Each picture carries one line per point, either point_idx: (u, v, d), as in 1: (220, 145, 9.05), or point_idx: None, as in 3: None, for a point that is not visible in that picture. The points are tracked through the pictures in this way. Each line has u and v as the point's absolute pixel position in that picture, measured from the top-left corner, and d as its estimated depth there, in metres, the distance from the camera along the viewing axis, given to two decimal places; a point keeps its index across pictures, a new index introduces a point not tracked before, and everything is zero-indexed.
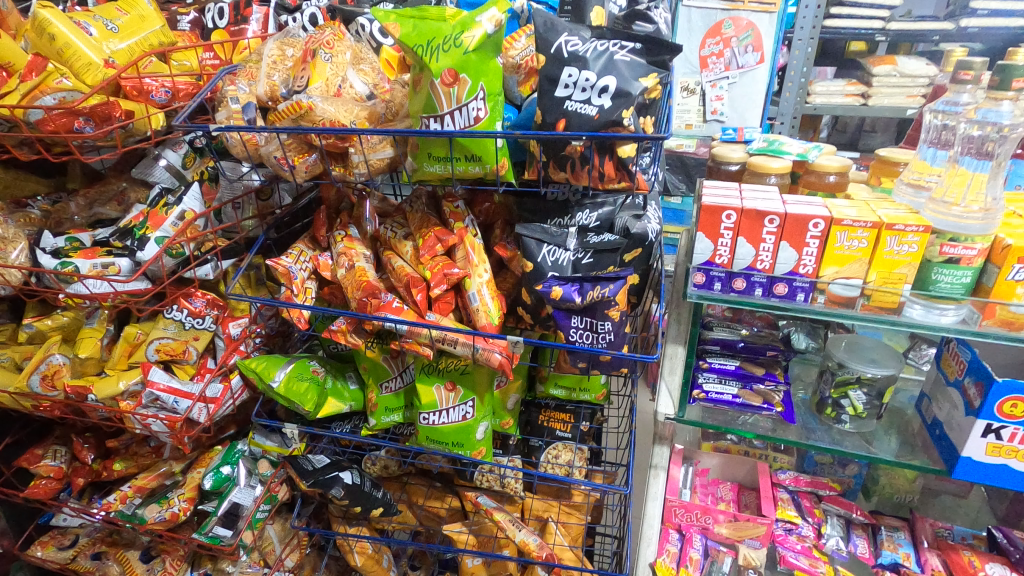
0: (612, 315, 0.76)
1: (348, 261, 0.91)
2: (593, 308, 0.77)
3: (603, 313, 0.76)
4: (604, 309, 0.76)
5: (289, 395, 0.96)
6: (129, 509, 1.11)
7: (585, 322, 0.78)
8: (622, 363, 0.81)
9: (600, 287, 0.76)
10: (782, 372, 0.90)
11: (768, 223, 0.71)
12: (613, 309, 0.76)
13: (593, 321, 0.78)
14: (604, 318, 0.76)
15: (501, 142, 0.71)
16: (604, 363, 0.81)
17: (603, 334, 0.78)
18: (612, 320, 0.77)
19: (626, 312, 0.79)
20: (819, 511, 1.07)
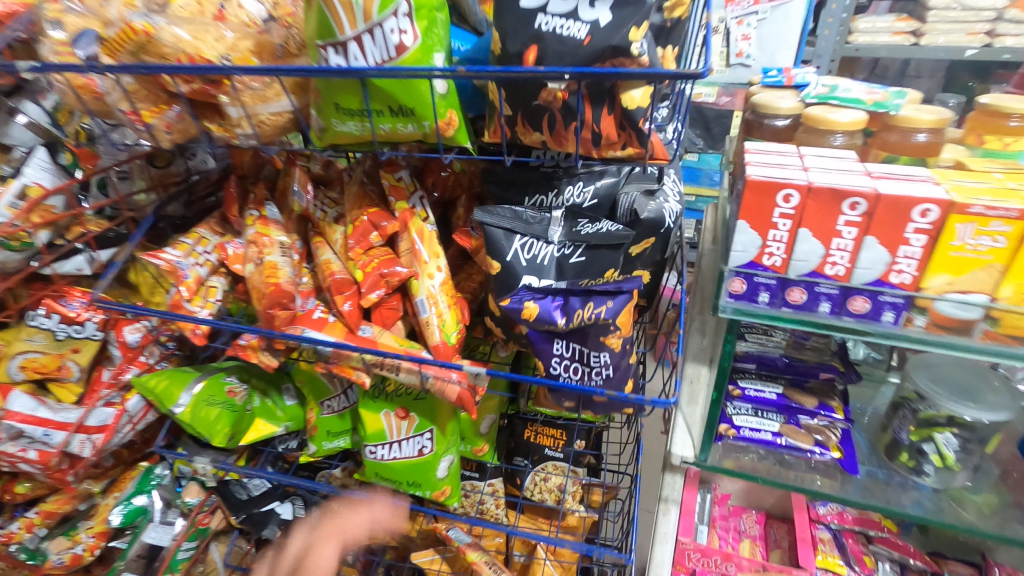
0: (611, 345, 0.56)
1: (257, 253, 0.67)
2: (582, 332, 0.57)
3: (597, 340, 0.56)
4: (600, 337, 0.56)
5: (195, 424, 0.75)
6: (33, 542, 0.91)
7: (574, 352, 0.58)
8: (623, 404, 0.60)
9: (593, 305, 0.56)
10: (841, 404, 0.67)
11: (847, 208, 0.48)
12: (612, 336, 0.56)
13: (585, 350, 0.57)
14: (599, 348, 0.56)
15: (442, 86, 0.47)
16: (601, 404, 0.59)
17: (598, 370, 0.57)
18: (610, 350, 0.56)
19: (631, 340, 0.58)
20: (868, 557, 0.86)
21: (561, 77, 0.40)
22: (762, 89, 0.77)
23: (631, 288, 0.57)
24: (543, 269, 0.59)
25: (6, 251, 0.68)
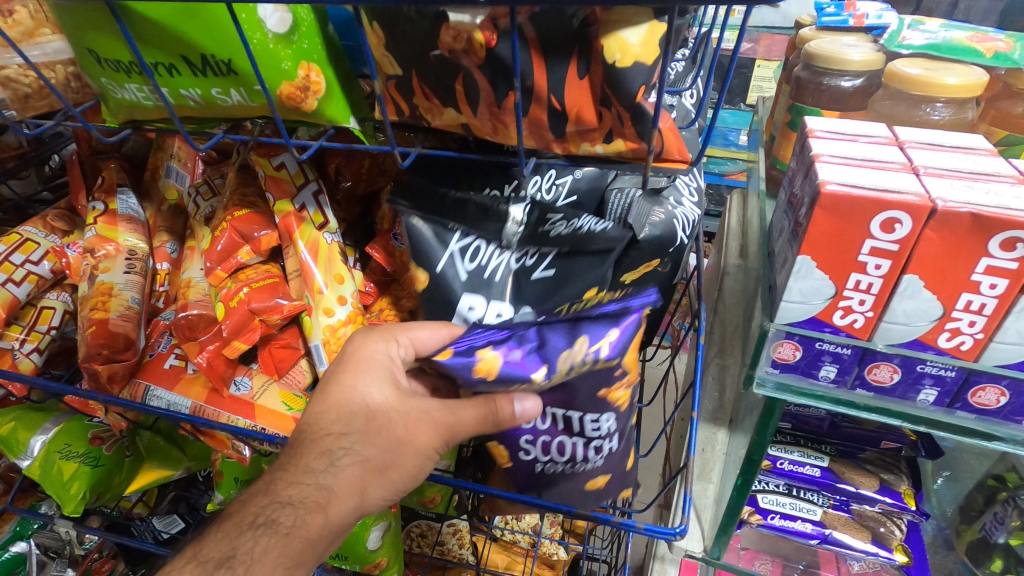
0: (617, 401, 0.36)
1: (93, 267, 0.47)
2: (567, 389, 0.35)
3: (592, 398, 0.36)
4: (601, 394, 0.36)
5: (45, 480, 0.57)
6: None
7: (557, 426, 0.37)
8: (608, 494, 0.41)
9: (585, 340, 0.33)
10: (913, 489, 0.48)
11: (998, 246, 0.27)
12: (618, 385, 0.36)
13: (580, 418, 0.36)
14: (598, 410, 0.36)
15: (274, 19, 0.26)
16: (574, 491, 0.38)
17: (597, 441, 0.37)
18: (615, 411, 0.36)
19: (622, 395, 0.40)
20: None
21: (474, 3, 0.20)
22: (818, 33, 0.55)
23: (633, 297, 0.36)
24: (492, 287, 0.39)
25: None
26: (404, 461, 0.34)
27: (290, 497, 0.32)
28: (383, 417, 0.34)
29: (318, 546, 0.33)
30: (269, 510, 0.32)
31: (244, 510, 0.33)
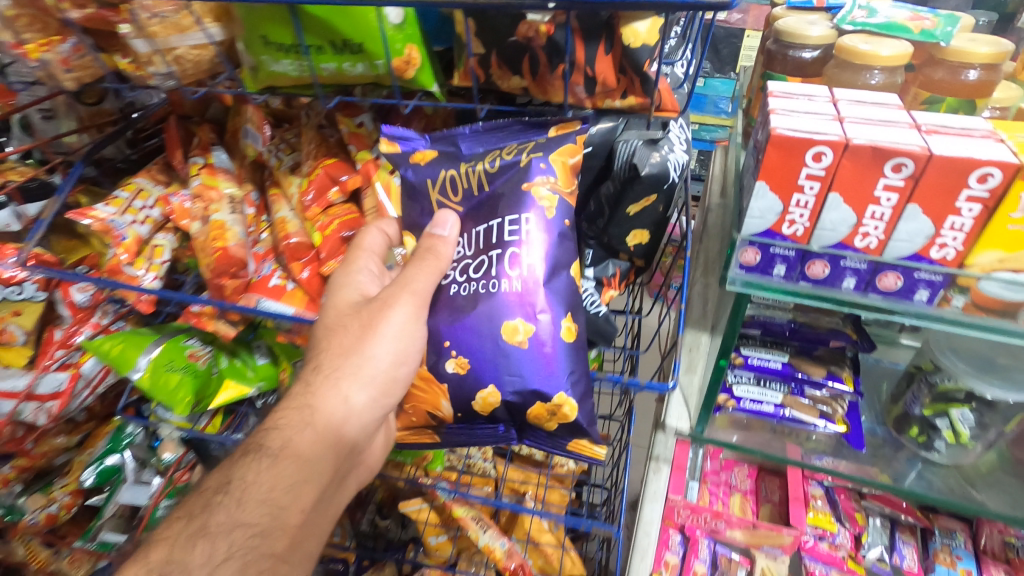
0: (535, 196, 0.47)
1: (203, 209, 0.59)
2: (492, 197, 0.49)
3: (509, 199, 0.47)
4: (522, 190, 0.47)
5: (154, 390, 0.69)
6: (8, 499, 0.92)
7: (477, 249, 0.48)
8: (529, 375, 0.45)
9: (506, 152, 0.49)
10: (851, 374, 0.62)
11: (891, 170, 0.40)
12: (536, 187, 0.47)
13: (498, 228, 0.47)
14: (515, 205, 0.47)
15: (394, 14, 0.38)
16: (480, 324, 0.46)
17: (513, 251, 0.46)
18: (533, 208, 0.47)
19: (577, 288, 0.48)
20: (859, 514, 0.85)
21: (545, 7, 0.32)
22: (788, 12, 0.66)
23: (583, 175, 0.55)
24: None
25: None
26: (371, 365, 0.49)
27: (282, 420, 0.49)
28: (343, 329, 0.50)
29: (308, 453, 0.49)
30: (267, 432, 0.49)
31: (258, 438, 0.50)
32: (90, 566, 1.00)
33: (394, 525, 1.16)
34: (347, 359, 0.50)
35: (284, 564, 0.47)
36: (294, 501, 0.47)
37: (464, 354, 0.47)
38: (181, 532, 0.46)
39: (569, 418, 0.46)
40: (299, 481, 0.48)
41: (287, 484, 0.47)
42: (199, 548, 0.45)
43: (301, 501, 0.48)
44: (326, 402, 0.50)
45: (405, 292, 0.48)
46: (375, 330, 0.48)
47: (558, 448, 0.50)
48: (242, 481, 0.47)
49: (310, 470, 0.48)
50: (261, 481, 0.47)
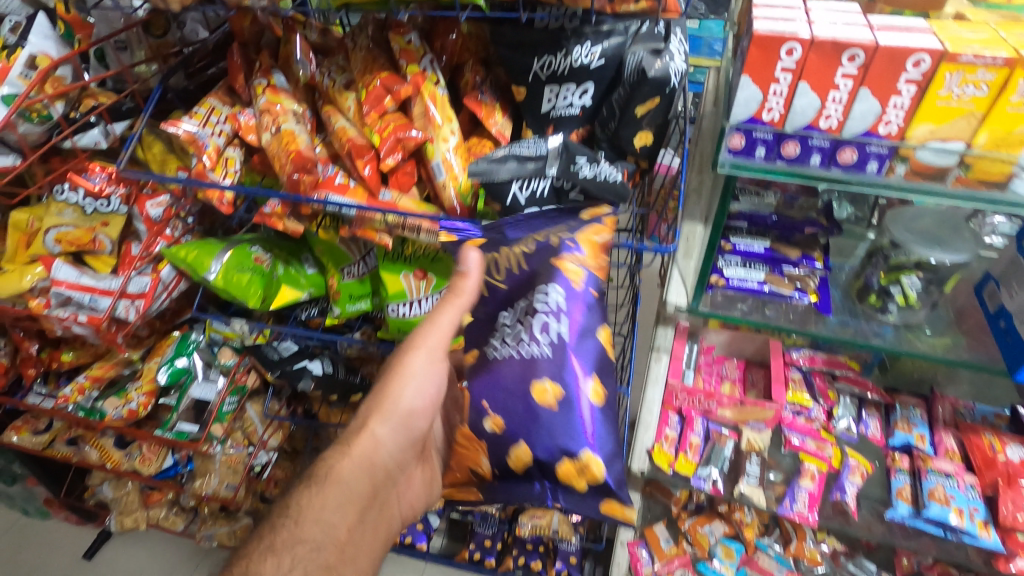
0: (567, 270, 0.55)
1: (273, 121, 0.69)
2: (530, 277, 0.56)
3: (544, 275, 0.55)
4: (553, 263, 0.55)
5: (229, 288, 0.81)
6: (88, 402, 1.04)
7: (515, 324, 0.55)
8: (559, 435, 0.51)
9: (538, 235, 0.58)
10: (822, 254, 0.74)
11: (847, 60, 0.50)
12: (567, 262, 0.55)
13: (533, 301, 0.54)
14: (549, 279, 0.54)
15: None
16: (513, 384, 0.53)
17: (546, 323, 0.53)
18: (564, 279, 0.54)
19: (606, 360, 0.55)
20: (831, 392, 0.99)
21: None
22: None
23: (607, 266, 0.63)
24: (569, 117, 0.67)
25: (26, 123, 0.68)
26: (401, 398, 0.60)
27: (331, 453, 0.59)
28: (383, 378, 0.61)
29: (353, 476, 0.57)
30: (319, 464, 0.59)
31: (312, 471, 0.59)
32: (159, 464, 1.15)
33: None
34: (381, 395, 0.60)
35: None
36: (341, 519, 0.55)
37: (499, 417, 0.53)
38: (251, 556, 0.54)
39: (598, 477, 0.51)
40: (344, 501, 0.56)
41: (334, 503, 0.56)
42: (268, 562, 0.53)
43: (347, 521, 0.56)
44: (364, 429, 0.59)
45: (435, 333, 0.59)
46: (395, 382, 0.60)
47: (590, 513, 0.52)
48: (299, 505, 0.56)
49: (350, 489, 0.57)
50: (312, 505, 0.55)
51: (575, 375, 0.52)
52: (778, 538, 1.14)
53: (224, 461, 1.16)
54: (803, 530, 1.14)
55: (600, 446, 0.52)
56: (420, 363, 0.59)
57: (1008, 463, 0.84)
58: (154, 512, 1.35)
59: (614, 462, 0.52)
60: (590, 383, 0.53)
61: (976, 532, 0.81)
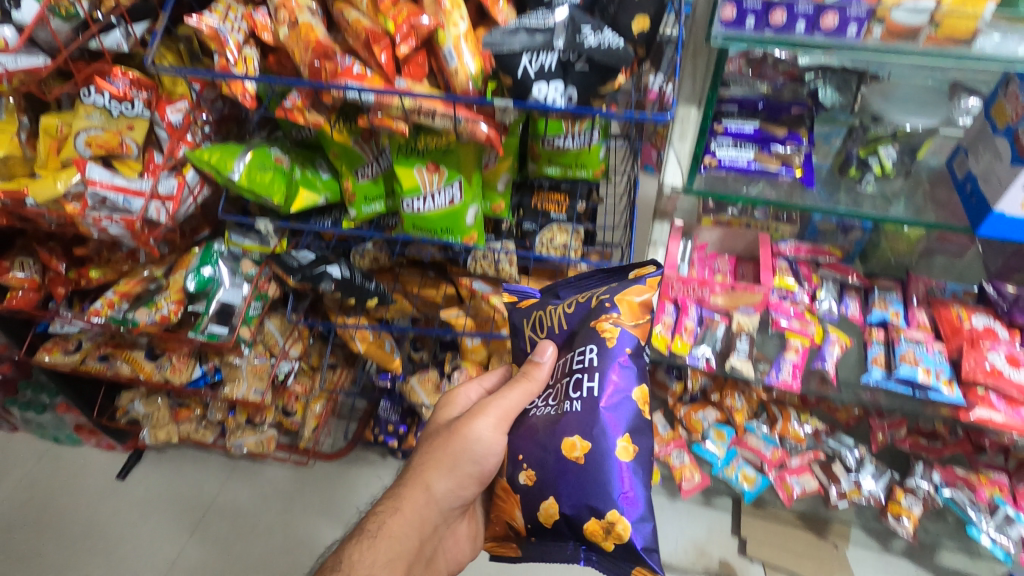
0: (603, 332, 0.72)
1: (290, 16, 0.73)
2: (576, 335, 0.75)
3: (587, 335, 0.73)
4: (593, 326, 0.73)
5: (252, 188, 0.86)
6: (119, 314, 1.10)
7: (560, 378, 0.74)
8: (587, 500, 0.66)
9: (587, 294, 0.77)
10: (807, 132, 0.80)
11: None
12: (604, 322, 0.72)
13: (577, 356, 0.72)
14: (588, 341, 0.72)
15: None
16: (548, 443, 0.70)
17: (583, 374, 0.70)
18: (600, 340, 0.71)
19: (639, 415, 0.69)
20: (816, 278, 1.07)
21: None
22: None
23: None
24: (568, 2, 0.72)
25: (57, 20, 0.74)
26: (448, 463, 0.79)
27: (388, 522, 0.79)
28: (439, 440, 0.82)
29: (399, 544, 0.78)
30: (376, 518, 0.80)
31: (375, 520, 0.80)
32: (189, 374, 1.23)
33: (427, 355, 1.43)
34: (433, 462, 0.81)
35: None
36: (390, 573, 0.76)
37: (533, 469, 0.71)
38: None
39: (622, 535, 0.64)
40: (392, 558, 0.77)
41: (383, 560, 0.76)
42: None
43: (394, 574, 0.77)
44: (416, 492, 0.81)
45: (491, 415, 0.77)
46: (462, 438, 0.78)
47: (622, 572, 0.66)
48: (350, 562, 0.76)
49: (399, 549, 0.78)
50: (364, 558, 0.76)
51: (601, 430, 0.67)
52: (765, 420, 1.24)
53: (250, 370, 1.24)
54: (788, 412, 1.23)
55: (623, 504, 0.65)
56: (485, 425, 0.77)
57: (972, 329, 0.94)
58: (184, 426, 1.45)
59: (634, 510, 0.65)
60: (620, 440, 0.67)
61: (941, 389, 0.90)
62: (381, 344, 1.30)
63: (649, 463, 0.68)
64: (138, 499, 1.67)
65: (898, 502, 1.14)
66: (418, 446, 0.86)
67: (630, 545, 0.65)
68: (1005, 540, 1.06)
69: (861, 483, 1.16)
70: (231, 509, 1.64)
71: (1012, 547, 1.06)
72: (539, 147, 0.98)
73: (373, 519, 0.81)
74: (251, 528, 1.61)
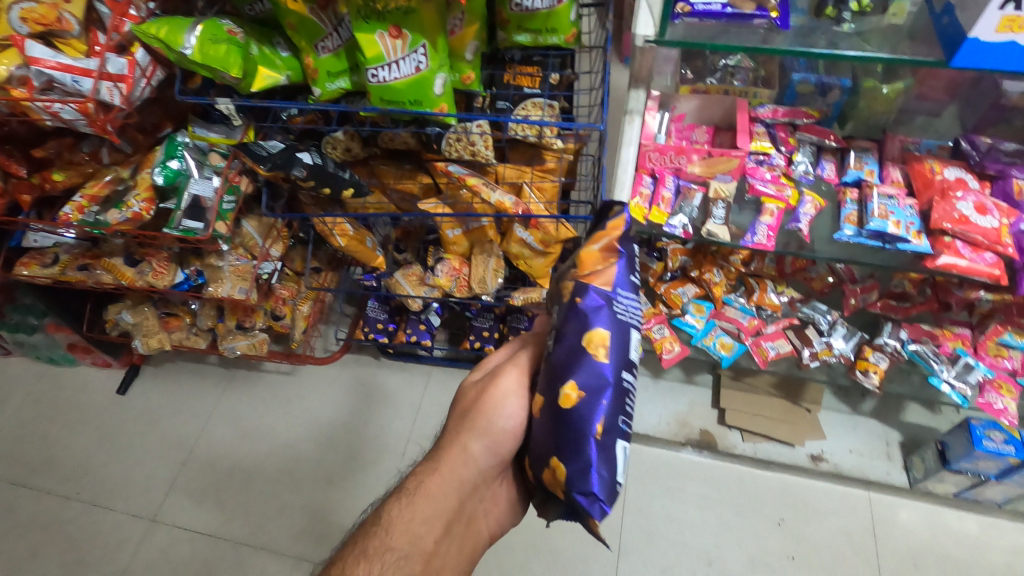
0: (564, 288, 0.71)
1: None
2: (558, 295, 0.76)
3: (559, 293, 0.73)
4: (562, 284, 0.73)
5: (207, 63, 0.82)
6: (91, 217, 1.07)
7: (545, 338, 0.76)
8: (542, 451, 0.66)
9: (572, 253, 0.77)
10: None
11: None
12: (567, 278, 0.71)
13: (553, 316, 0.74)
14: (556, 300, 0.73)
15: None
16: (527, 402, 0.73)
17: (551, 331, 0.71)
18: (561, 296, 0.71)
19: (595, 360, 0.65)
20: (792, 141, 1.07)
21: None
22: None
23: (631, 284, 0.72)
24: None
25: None
26: (481, 419, 0.82)
27: (425, 483, 0.81)
28: (472, 403, 0.85)
29: (437, 501, 0.80)
30: (415, 478, 0.82)
31: (412, 480, 0.82)
32: (171, 278, 1.24)
33: (412, 256, 1.43)
34: (466, 422, 0.84)
35: None
36: (427, 531, 0.78)
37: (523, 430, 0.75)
38: (354, 551, 0.75)
39: (561, 480, 0.63)
40: (429, 517, 0.79)
41: (421, 518, 0.78)
42: (361, 563, 0.73)
43: (432, 532, 0.78)
44: (454, 453, 0.83)
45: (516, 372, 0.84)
46: (496, 397, 0.82)
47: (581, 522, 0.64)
48: (390, 518, 0.78)
49: (437, 508, 0.79)
50: (403, 514, 0.78)
51: (551, 380, 0.66)
52: (742, 293, 1.28)
53: (233, 271, 1.24)
54: (765, 283, 1.26)
55: (563, 454, 0.63)
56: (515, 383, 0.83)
57: (944, 181, 0.95)
58: (176, 334, 1.48)
59: (572, 460, 0.62)
60: (565, 386, 0.64)
61: (910, 239, 0.93)
62: (362, 241, 1.30)
63: (601, 409, 0.63)
64: (142, 411, 1.73)
65: (865, 359, 1.21)
66: (453, 415, 0.88)
67: (572, 497, 0.62)
68: (962, 385, 1.15)
69: (831, 344, 1.22)
70: (232, 415, 1.70)
71: (969, 391, 1.15)
72: (508, 11, 0.95)
73: (411, 480, 0.83)
74: (255, 430, 1.67)
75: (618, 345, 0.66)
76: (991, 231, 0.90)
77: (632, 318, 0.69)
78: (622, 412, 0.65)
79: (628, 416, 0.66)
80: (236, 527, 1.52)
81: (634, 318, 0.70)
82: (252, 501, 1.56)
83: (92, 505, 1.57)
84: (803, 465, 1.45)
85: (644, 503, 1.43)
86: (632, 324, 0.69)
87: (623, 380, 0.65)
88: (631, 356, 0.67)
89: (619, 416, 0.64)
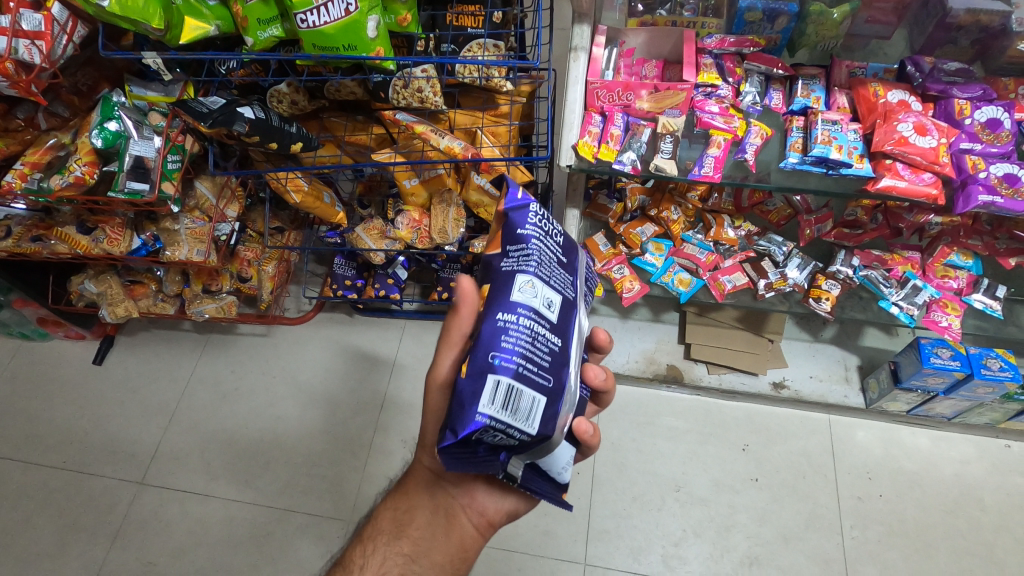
0: None
1: None
2: None
3: None
4: None
5: (127, 15, 0.79)
6: (35, 185, 1.04)
7: None
8: None
9: None
10: None
11: None
12: None
13: None
14: None
15: None
16: None
17: None
18: None
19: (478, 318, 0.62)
20: (740, 71, 1.06)
21: None
22: None
23: (532, 230, 0.63)
24: None
25: None
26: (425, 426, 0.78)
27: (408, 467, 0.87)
28: None
29: (417, 492, 0.84)
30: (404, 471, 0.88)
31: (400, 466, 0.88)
32: (128, 244, 1.22)
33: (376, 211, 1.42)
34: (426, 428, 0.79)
35: (412, 561, 0.79)
36: (411, 518, 0.83)
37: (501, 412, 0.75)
38: (356, 541, 0.84)
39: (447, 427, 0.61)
40: (409, 506, 0.84)
41: (404, 509, 0.84)
42: (358, 549, 0.82)
43: (416, 518, 0.83)
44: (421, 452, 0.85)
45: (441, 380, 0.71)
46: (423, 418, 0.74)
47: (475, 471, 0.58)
48: (382, 511, 0.85)
49: (416, 499, 0.84)
50: (392, 506, 0.85)
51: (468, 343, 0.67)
52: (700, 229, 1.30)
53: (189, 234, 1.23)
54: (722, 219, 1.28)
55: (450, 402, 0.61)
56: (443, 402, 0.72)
57: (886, 104, 0.95)
58: (142, 302, 1.48)
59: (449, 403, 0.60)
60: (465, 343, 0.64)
61: (852, 164, 0.94)
62: (317, 198, 1.28)
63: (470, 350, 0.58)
64: (120, 380, 1.74)
65: (818, 287, 1.24)
66: None
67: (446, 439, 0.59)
68: (910, 306, 1.19)
69: (785, 275, 1.25)
70: (211, 379, 1.72)
71: (915, 311, 1.19)
72: None
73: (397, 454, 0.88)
74: (235, 393, 1.70)
75: (492, 294, 0.60)
76: (929, 151, 0.92)
77: (525, 263, 0.61)
78: (495, 350, 0.57)
79: (503, 353, 0.57)
80: (223, 485, 1.57)
81: (525, 261, 0.61)
82: (236, 459, 1.60)
83: (79, 472, 1.61)
84: (766, 393, 1.50)
85: (616, 437, 1.49)
86: (520, 266, 0.61)
87: (496, 319, 0.58)
88: (510, 298, 0.59)
89: (490, 354, 0.57)
